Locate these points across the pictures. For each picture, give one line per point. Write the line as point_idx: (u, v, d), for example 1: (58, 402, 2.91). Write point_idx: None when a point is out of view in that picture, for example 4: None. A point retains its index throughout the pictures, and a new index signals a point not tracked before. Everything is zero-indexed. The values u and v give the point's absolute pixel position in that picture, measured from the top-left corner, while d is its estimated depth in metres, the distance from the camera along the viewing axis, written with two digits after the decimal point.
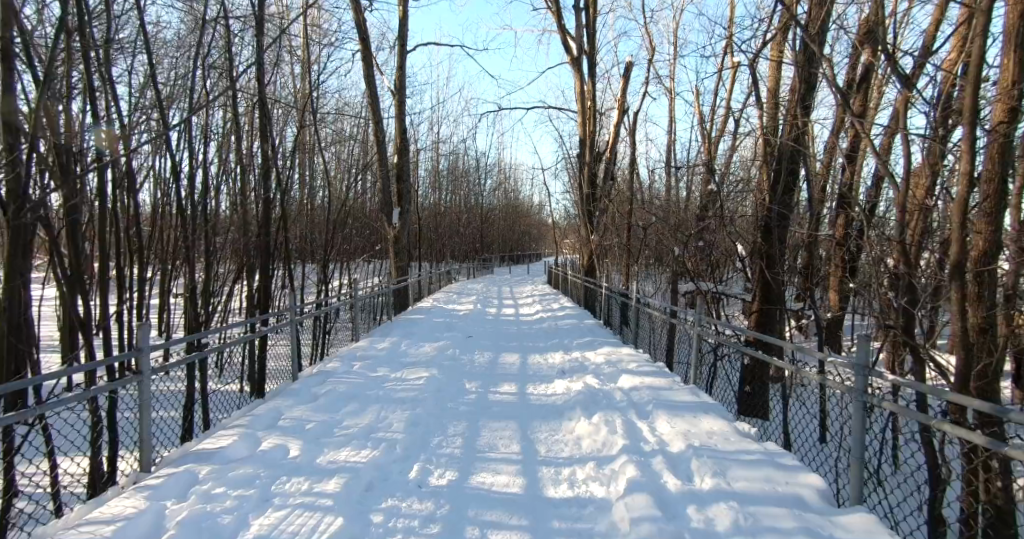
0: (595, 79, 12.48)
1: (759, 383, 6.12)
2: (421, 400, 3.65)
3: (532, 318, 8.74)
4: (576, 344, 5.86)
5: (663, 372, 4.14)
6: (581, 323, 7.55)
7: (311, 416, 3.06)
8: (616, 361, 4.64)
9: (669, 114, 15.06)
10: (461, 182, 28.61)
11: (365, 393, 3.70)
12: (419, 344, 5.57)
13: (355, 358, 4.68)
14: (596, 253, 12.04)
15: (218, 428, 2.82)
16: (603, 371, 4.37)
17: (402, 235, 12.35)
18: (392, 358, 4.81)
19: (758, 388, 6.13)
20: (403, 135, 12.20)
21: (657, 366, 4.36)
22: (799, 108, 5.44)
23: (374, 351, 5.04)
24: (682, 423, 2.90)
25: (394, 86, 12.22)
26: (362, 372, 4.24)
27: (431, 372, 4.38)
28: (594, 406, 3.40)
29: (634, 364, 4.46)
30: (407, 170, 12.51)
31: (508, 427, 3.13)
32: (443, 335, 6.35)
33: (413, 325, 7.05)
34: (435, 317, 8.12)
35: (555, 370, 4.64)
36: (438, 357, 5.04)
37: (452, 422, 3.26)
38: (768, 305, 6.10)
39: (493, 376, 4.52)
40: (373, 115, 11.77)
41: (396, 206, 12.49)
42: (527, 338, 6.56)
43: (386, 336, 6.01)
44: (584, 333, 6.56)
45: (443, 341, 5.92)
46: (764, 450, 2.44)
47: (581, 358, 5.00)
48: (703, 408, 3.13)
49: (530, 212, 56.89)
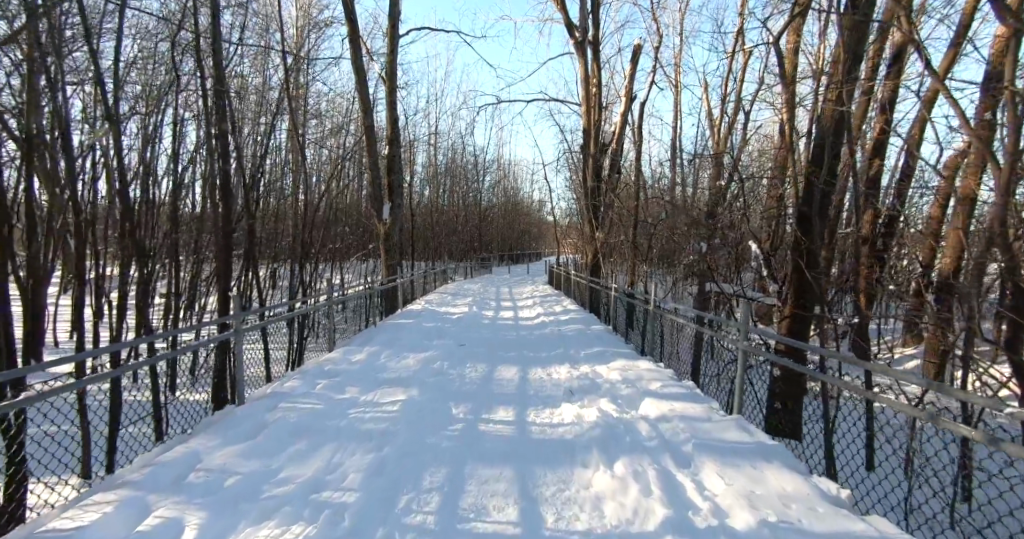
0: (601, 65, 11.70)
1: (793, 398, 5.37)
2: (393, 433, 2.87)
3: (533, 322, 7.98)
4: (584, 355, 5.07)
5: (696, 395, 3.38)
6: (588, 329, 6.75)
7: (238, 462, 2.26)
8: (635, 379, 3.86)
9: (677, 105, 14.28)
10: (459, 179, 27.93)
11: (324, 423, 2.90)
12: (401, 355, 4.79)
13: (321, 375, 3.89)
14: (601, 251, 11.25)
15: (101, 483, 2.03)
16: (620, 393, 3.59)
17: (393, 232, 11.57)
18: (367, 374, 4.02)
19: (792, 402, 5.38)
20: (394, 124, 11.44)
21: (686, 387, 3.57)
22: (846, 77, 4.72)
23: (347, 365, 4.27)
24: (741, 479, 2.11)
25: (385, 72, 11.44)
26: (325, 393, 3.46)
27: (411, 393, 3.60)
28: (616, 447, 2.62)
29: (657, 383, 3.69)
30: (399, 163, 11.78)
31: (503, 479, 2.35)
32: (432, 343, 5.59)
33: (399, 331, 6.26)
34: (426, 321, 7.33)
35: (562, 389, 3.86)
36: (422, 372, 4.25)
37: (430, 467, 2.48)
38: (799, 308, 5.26)
39: (487, 398, 3.73)
40: (362, 103, 10.99)
41: (387, 200, 11.70)
42: (527, 347, 5.78)
43: (366, 344, 5.23)
44: (592, 341, 5.78)
45: (431, 351, 5.14)
46: (878, 535, 1.66)
47: (592, 374, 4.22)
48: (763, 455, 2.34)
49: (531, 211, 56.22)
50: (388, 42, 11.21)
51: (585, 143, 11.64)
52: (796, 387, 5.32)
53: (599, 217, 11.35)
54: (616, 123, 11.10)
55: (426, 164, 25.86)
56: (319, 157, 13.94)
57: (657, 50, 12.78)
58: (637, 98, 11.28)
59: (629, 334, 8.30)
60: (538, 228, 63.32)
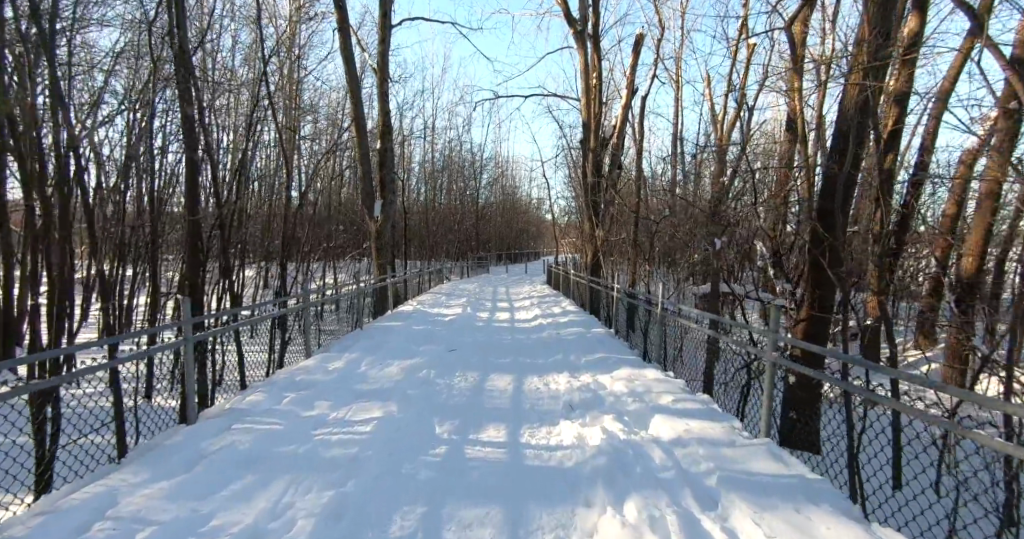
0: (601, 56, 11.24)
1: (808, 406, 4.98)
2: (362, 461, 2.43)
3: (530, 324, 7.57)
4: (585, 362, 4.64)
5: (715, 411, 2.96)
6: (589, 332, 6.31)
7: (161, 507, 1.82)
8: (643, 391, 3.44)
9: (679, 100, 13.88)
10: (456, 177, 27.48)
11: (281, 448, 2.46)
12: (384, 363, 4.36)
13: (289, 387, 3.45)
14: (602, 249, 10.82)
15: None
16: (627, 409, 3.16)
17: (385, 229, 11.14)
18: (341, 386, 3.58)
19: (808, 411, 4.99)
20: (386, 118, 10.99)
21: (702, 401, 3.15)
22: (874, 57, 4.31)
23: (324, 375, 3.85)
24: (787, 531, 1.69)
25: (376, 63, 10.97)
26: (290, 409, 3.02)
27: (389, 409, 3.17)
28: (625, 480, 2.19)
29: (669, 397, 3.27)
30: (391, 158, 11.35)
31: (490, 523, 1.93)
32: (421, 349, 5.16)
33: (386, 335, 5.84)
34: (416, 324, 6.89)
35: (561, 404, 3.42)
36: (404, 383, 3.82)
37: (402, 506, 2.05)
38: (815, 309, 4.83)
39: (477, 414, 3.30)
40: (352, 96, 10.56)
41: (379, 197, 11.26)
42: (523, 352, 5.35)
43: (346, 350, 4.79)
44: (594, 346, 5.36)
45: (418, 358, 4.71)
46: None
47: (595, 385, 3.79)
48: (805, 494, 1.92)
49: (529, 210, 55.88)
50: (379, 32, 10.76)
51: (585, 137, 11.23)
52: (811, 396, 4.89)
53: (599, 214, 10.91)
54: (617, 116, 10.68)
55: (423, 161, 25.42)
56: (308, 153, 13.47)
57: (659, 42, 12.37)
58: (639, 90, 10.88)
59: (632, 339, 7.86)
60: (536, 227, 62.93)
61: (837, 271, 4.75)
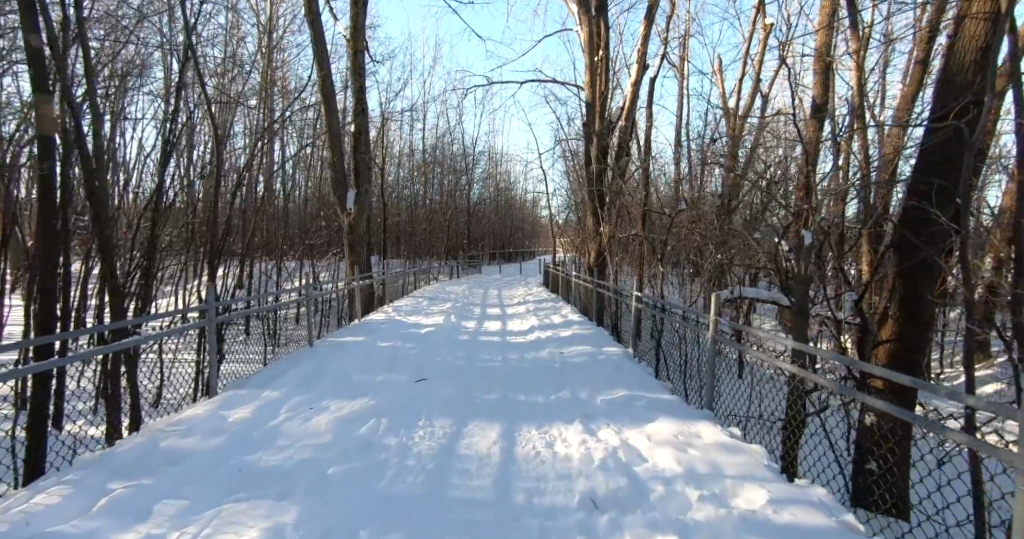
0: (606, 26, 9.87)
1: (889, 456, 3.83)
2: None
3: (524, 337, 6.27)
4: (603, 403, 3.33)
5: (858, 536, 1.66)
6: (600, 351, 4.99)
7: None
8: (711, 477, 2.11)
9: (685, 85, 12.65)
10: (446, 172, 26.19)
11: None
12: (316, 411, 3.03)
13: (131, 470, 2.10)
14: (607, 248, 9.52)
15: None
16: (695, 521, 1.82)
17: (359, 223, 9.79)
18: (224, 464, 2.23)
19: (892, 461, 3.83)
20: (361, 95, 9.66)
21: (820, 505, 1.84)
22: None
23: (208, 437, 2.49)
24: None
25: (349, 32, 9.61)
26: (92, 531, 1.65)
27: (284, 520, 1.82)
28: None
29: (761, 492, 1.95)
30: (367, 144, 10.04)
31: None
32: (377, 382, 3.82)
33: (336, 357, 4.52)
34: (383, 339, 5.55)
35: (579, 496, 2.09)
36: (330, 453, 2.46)
37: None
38: (909, 321, 3.76)
39: (439, 519, 1.96)
40: (318, 70, 9.21)
41: (353, 187, 9.95)
42: (516, 384, 4.02)
43: (272, 385, 3.46)
44: (610, 375, 4.05)
45: (368, 397, 3.39)
46: None
47: (626, 454, 2.46)
48: None
49: (522, 209, 54.83)
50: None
51: (587, 122, 9.94)
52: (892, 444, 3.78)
53: (603, 209, 9.64)
54: (624, 97, 9.33)
55: (410, 155, 24.18)
56: (277, 139, 12.06)
57: (666, 19, 11.13)
58: (648, 70, 9.59)
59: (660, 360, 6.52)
60: (529, 226, 61.85)
61: (934, 266, 3.69)
